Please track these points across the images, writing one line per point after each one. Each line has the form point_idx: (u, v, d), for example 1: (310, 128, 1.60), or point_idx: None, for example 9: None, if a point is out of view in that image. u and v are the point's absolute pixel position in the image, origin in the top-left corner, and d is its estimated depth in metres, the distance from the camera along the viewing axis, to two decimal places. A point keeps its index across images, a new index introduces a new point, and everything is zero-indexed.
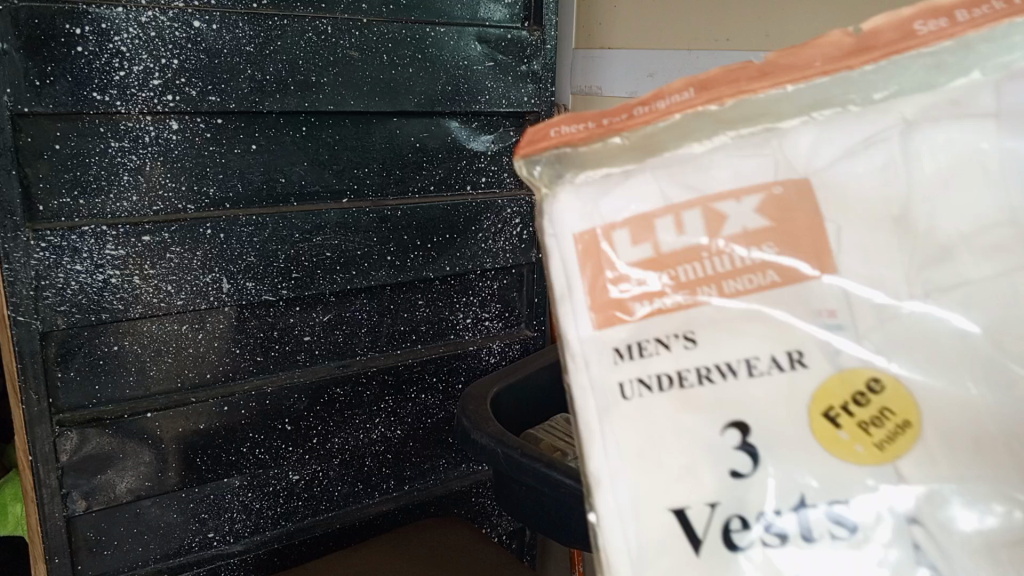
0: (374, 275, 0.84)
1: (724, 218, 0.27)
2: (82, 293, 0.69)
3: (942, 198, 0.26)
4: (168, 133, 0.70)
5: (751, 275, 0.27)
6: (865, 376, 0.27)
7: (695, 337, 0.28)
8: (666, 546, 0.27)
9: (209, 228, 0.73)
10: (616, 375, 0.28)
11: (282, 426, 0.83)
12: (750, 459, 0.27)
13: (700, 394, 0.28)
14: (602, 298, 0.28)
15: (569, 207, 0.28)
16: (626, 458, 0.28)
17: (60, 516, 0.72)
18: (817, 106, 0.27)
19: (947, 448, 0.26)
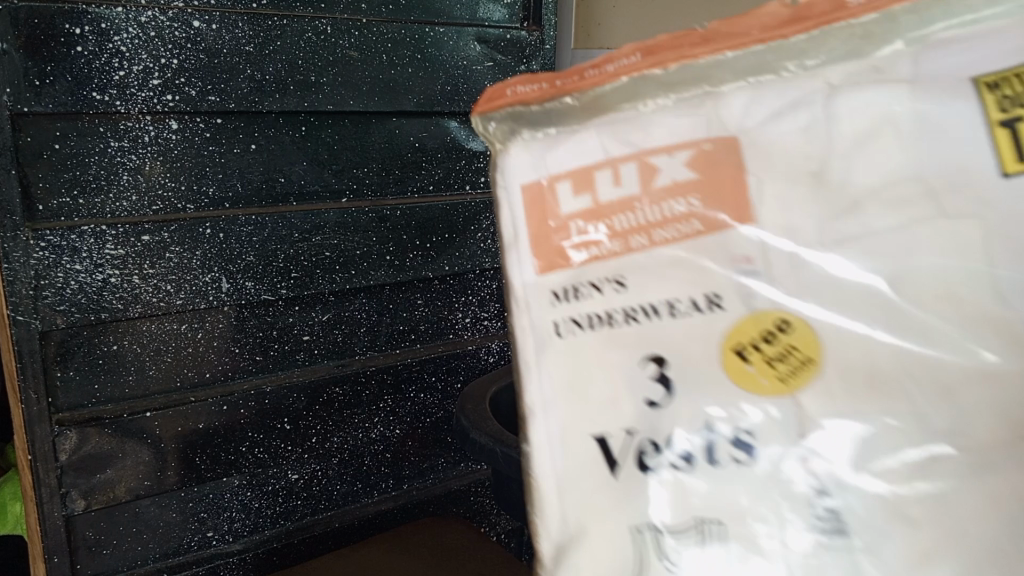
0: (373, 274, 0.84)
1: (656, 171, 0.29)
2: (81, 293, 0.69)
3: (858, 157, 0.27)
4: (168, 133, 0.70)
5: (678, 225, 0.29)
6: (774, 317, 0.28)
7: (625, 281, 0.29)
8: (587, 466, 0.30)
9: (209, 228, 0.74)
10: (551, 311, 0.30)
11: (281, 425, 0.83)
12: (665, 390, 0.29)
13: (625, 333, 0.29)
14: (545, 244, 0.30)
15: (518, 160, 0.31)
16: (556, 390, 0.30)
17: (60, 515, 0.72)
18: (752, 72, 0.29)
19: (845, 386, 0.27)
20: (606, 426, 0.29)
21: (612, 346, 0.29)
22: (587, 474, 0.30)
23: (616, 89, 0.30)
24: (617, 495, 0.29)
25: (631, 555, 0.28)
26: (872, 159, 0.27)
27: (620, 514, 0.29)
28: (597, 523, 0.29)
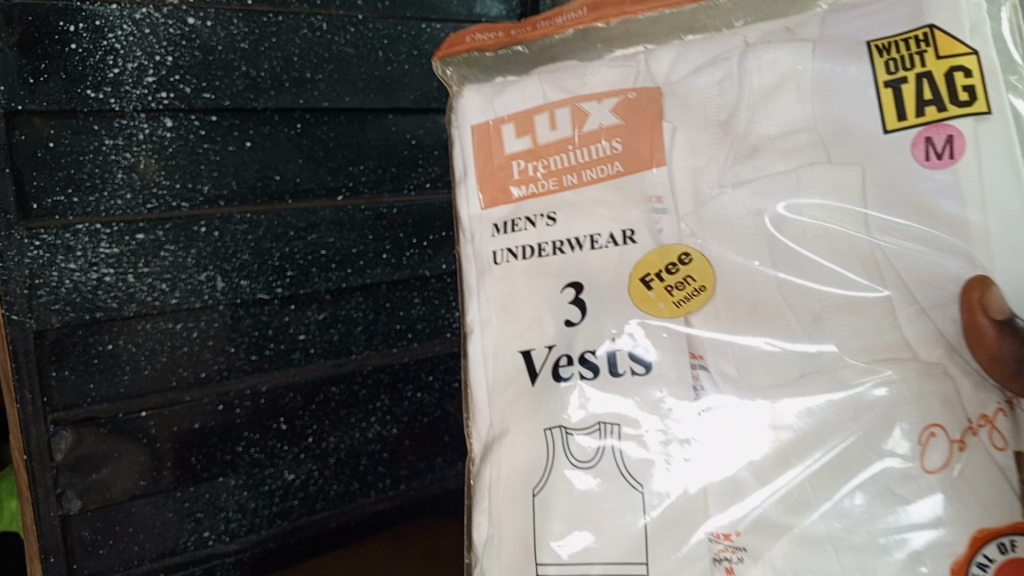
0: (369, 273, 0.84)
1: (583, 120, 0.53)
2: (75, 292, 0.69)
3: (766, 114, 0.50)
4: (163, 130, 0.70)
5: (599, 167, 0.52)
6: (678, 253, 0.50)
7: (556, 217, 0.53)
8: (514, 371, 0.53)
9: (203, 226, 0.73)
10: (496, 240, 0.55)
11: (276, 425, 0.82)
12: (577, 313, 0.52)
13: (552, 262, 0.53)
14: (499, 164, 0.55)
15: (475, 108, 0.57)
16: (496, 310, 0.55)
17: (55, 515, 0.72)
18: (673, 31, 0.55)
19: (726, 305, 0.49)
20: (535, 344, 0.53)
21: (540, 277, 0.53)
22: (516, 377, 0.53)
23: (562, 37, 0.57)
24: (534, 399, 0.52)
25: (545, 446, 0.50)
26: (774, 114, 0.50)
27: (536, 415, 0.51)
28: (522, 424, 0.52)
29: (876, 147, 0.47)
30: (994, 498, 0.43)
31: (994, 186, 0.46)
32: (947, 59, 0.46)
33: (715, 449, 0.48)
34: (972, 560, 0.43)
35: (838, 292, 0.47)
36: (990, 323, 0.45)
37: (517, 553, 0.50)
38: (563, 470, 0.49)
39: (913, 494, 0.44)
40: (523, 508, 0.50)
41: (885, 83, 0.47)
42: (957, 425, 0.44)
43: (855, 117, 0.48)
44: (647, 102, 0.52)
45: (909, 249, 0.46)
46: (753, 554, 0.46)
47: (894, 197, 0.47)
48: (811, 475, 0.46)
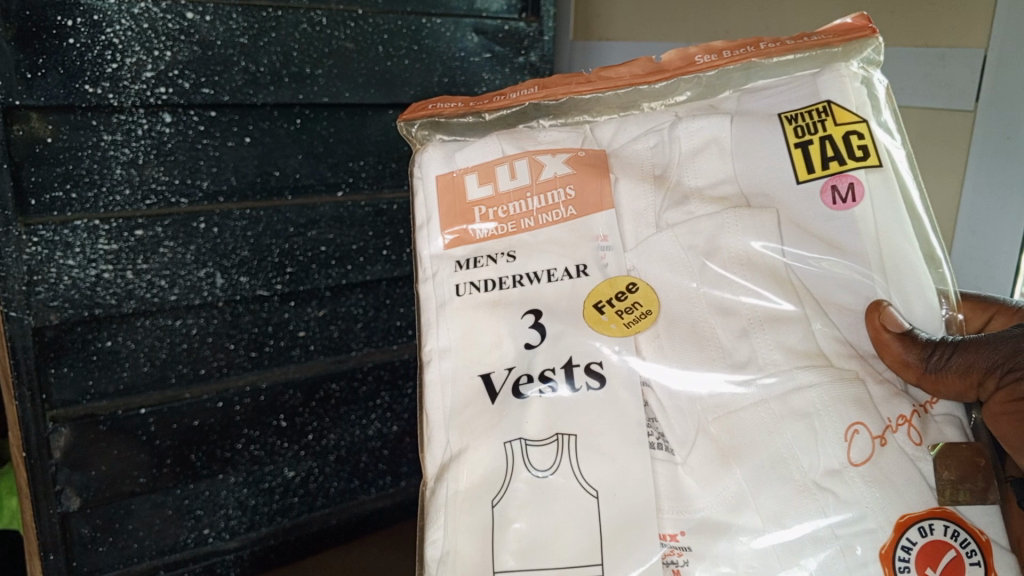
0: (369, 269, 0.83)
1: (542, 166, 0.49)
2: (74, 288, 0.68)
3: (688, 166, 0.49)
4: (162, 126, 0.69)
5: (556, 213, 0.48)
6: (627, 280, 0.47)
7: (515, 255, 0.48)
8: (473, 397, 0.47)
9: (203, 222, 0.73)
10: (456, 278, 0.49)
11: (276, 422, 0.82)
12: (538, 334, 0.47)
13: (512, 292, 0.48)
14: (455, 216, 0.49)
15: (434, 161, 0.51)
16: (454, 337, 0.48)
17: (55, 513, 0.72)
18: (623, 108, 0.52)
19: (668, 332, 0.46)
20: (493, 367, 0.47)
21: (496, 307, 0.48)
22: (472, 400, 0.47)
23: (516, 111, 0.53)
24: (492, 416, 0.46)
25: (502, 460, 0.45)
26: (697, 169, 0.49)
27: (495, 430, 0.45)
28: (479, 442, 0.45)
29: (792, 197, 0.47)
30: (914, 487, 0.42)
31: (892, 226, 0.46)
32: (844, 125, 0.47)
33: (661, 463, 0.44)
34: (898, 543, 0.41)
35: (760, 308, 0.46)
36: (894, 336, 0.44)
37: (471, 570, 0.43)
38: (522, 481, 0.44)
39: (851, 492, 0.42)
40: (477, 520, 0.44)
41: (794, 142, 0.47)
42: (878, 421, 0.43)
43: (772, 176, 0.47)
44: (598, 157, 0.49)
45: (825, 275, 0.46)
46: (698, 554, 0.42)
47: (810, 236, 0.47)
48: (749, 474, 0.43)
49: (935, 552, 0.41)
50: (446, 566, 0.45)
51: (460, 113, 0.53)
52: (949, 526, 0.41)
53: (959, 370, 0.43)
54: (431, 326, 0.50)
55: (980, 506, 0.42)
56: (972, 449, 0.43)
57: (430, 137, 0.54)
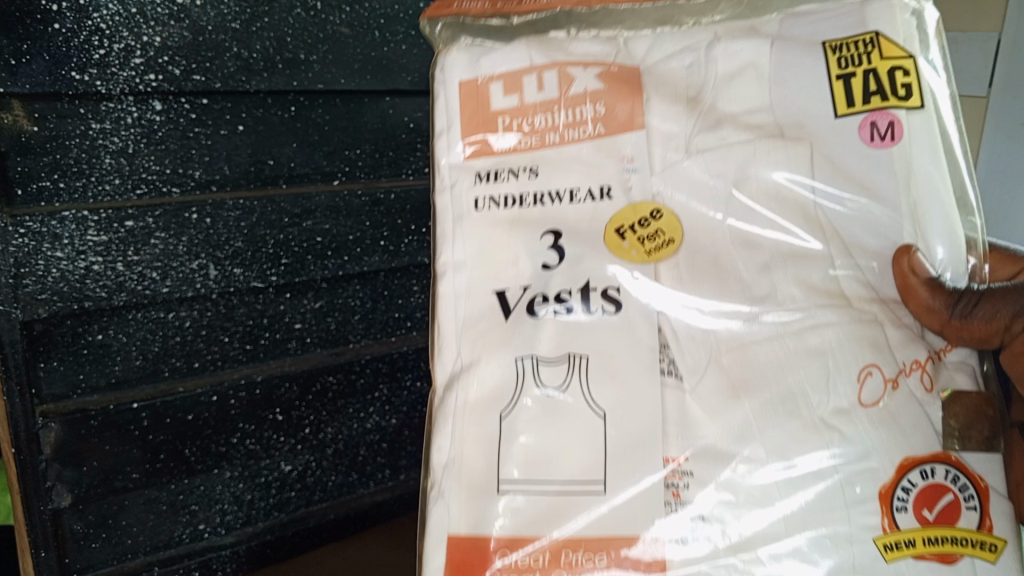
0: (367, 260, 0.82)
1: (570, 80, 0.54)
2: (63, 281, 0.66)
3: (730, 93, 0.53)
4: (151, 114, 0.67)
5: (582, 128, 0.54)
6: (650, 207, 0.53)
7: (536, 170, 0.54)
8: (486, 314, 0.53)
9: (195, 213, 0.71)
10: (477, 189, 0.55)
11: (272, 416, 0.80)
12: (556, 256, 0.53)
13: (532, 212, 0.54)
14: (480, 125, 0.55)
15: (458, 65, 0.57)
16: (469, 253, 0.54)
17: (46, 509, 0.71)
18: (660, 22, 0.57)
19: (689, 263, 0.52)
20: (507, 285, 0.53)
21: (517, 228, 0.54)
22: (484, 315, 0.53)
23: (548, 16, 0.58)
24: (506, 331, 0.53)
25: (514, 374, 0.52)
26: (737, 94, 0.53)
27: (509, 346, 0.52)
28: (491, 355, 0.52)
29: (828, 129, 0.51)
30: (920, 430, 0.48)
31: (926, 166, 0.51)
32: (888, 60, 0.51)
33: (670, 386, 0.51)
34: (898, 484, 0.48)
35: (783, 243, 0.52)
36: (920, 282, 0.50)
37: (477, 473, 0.51)
38: (531, 397, 0.51)
39: (855, 430, 0.49)
40: (482, 432, 0.51)
41: (837, 76, 0.51)
42: (892, 365, 0.49)
43: (808, 108, 0.52)
44: (628, 74, 0.54)
45: (849, 213, 0.51)
46: (699, 479, 0.49)
47: (838, 173, 0.51)
48: (757, 411, 0.50)
49: (934, 496, 0.48)
50: (449, 472, 0.52)
51: (485, 14, 0.58)
52: (950, 471, 0.48)
53: (981, 317, 0.50)
54: (446, 237, 0.55)
55: (982, 454, 0.49)
56: (981, 398, 0.50)
57: (453, 38, 0.60)
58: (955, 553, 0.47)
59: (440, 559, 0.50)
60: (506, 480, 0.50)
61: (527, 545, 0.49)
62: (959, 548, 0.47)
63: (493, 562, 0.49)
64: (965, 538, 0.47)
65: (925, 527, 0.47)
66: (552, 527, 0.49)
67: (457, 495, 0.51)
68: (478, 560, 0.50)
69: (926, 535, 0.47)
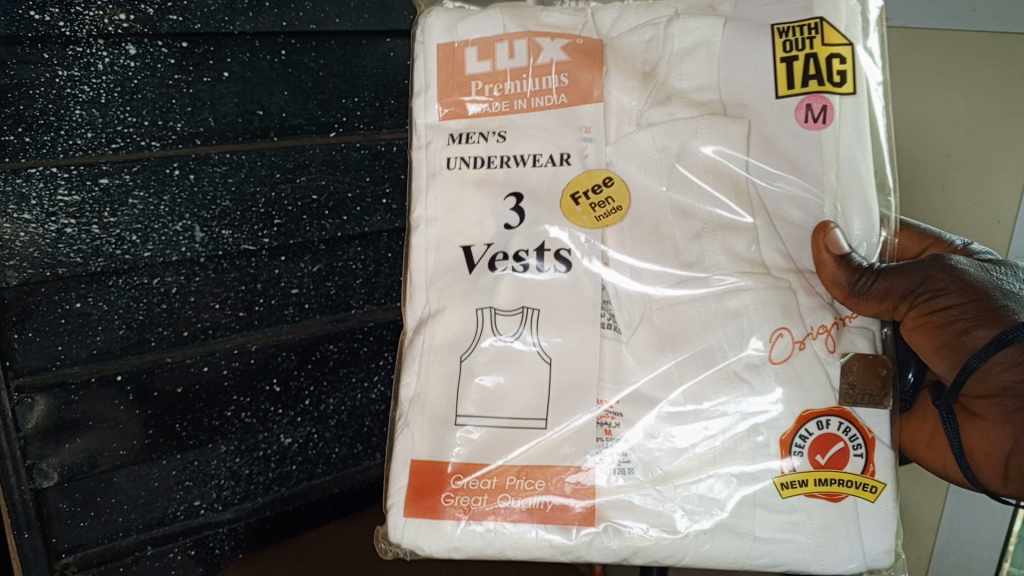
0: (368, 220, 0.75)
1: (540, 49, 0.50)
2: (33, 245, 0.61)
3: (685, 71, 0.50)
4: (125, 59, 0.60)
5: (549, 97, 0.51)
6: (603, 174, 0.50)
7: (504, 135, 0.51)
8: (453, 268, 0.52)
9: (177, 168, 0.64)
10: (448, 150, 0.52)
11: (269, 387, 0.75)
12: (518, 217, 0.51)
13: (496, 175, 0.51)
14: (451, 92, 0.52)
15: (438, 25, 0.52)
16: (439, 209, 0.52)
17: (26, 489, 0.66)
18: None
19: (632, 231, 0.50)
20: (473, 242, 0.51)
21: (483, 186, 0.51)
22: (453, 270, 0.52)
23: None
24: (469, 284, 0.51)
25: (472, 325, 0.51)
26: (687, 70, 0.49)
27: (471, 298, 0.51)
28: (454, 305, 0.51)
29: (768, 109, 0.48)
30: (819, 387, 0.48)
31: (853, 152, 0.48)
32: (829, 47, 0.47)
33: (608, 340, 0.50)
34: (796, 432, 0.48)
35: (718, 215, 0.49)
36: (833, 257, 0.48)
37: (434, 420, 0.51)
38: (488, 345, 0.50)
39: (765, 386, 0.48)
40: (448, 371, 0.51)
41: (782, 57, 0.48)
42: (801, 327, 0.48)
43: (749, 86, 0.49)
44: (597, 47, 0.50)
45: (779, 185, 0.49)
46: (629, 419, 0.49)
47: (774, 155, 0.49)
48: (680, 361, 0.49)
49: (827, 442, 0.48)
50: (415, 407, 0.51)
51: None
52: (843, 423, 0.48)
53: (873, 293, 0.48)
54: (420, 192, 0.53)
55: (874, 409, 0.48)
56: (877, 359, 0.48)
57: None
58: (841, 493, 0.48)
59: (403, 480, 0.50)
60: (463, 415, 0.50)
61: (478, 471, 0.49)
62: (846, 489, 0.48)
63: (449, 484, 0.49)
64: (852, 480, 0.48)
65: (816, 469, 0.48)
66: (500, 455, 0.49)
67: (422, 424, 0.51)
68: (437, 484, 0.50)
69: (817, 477, 0.48)
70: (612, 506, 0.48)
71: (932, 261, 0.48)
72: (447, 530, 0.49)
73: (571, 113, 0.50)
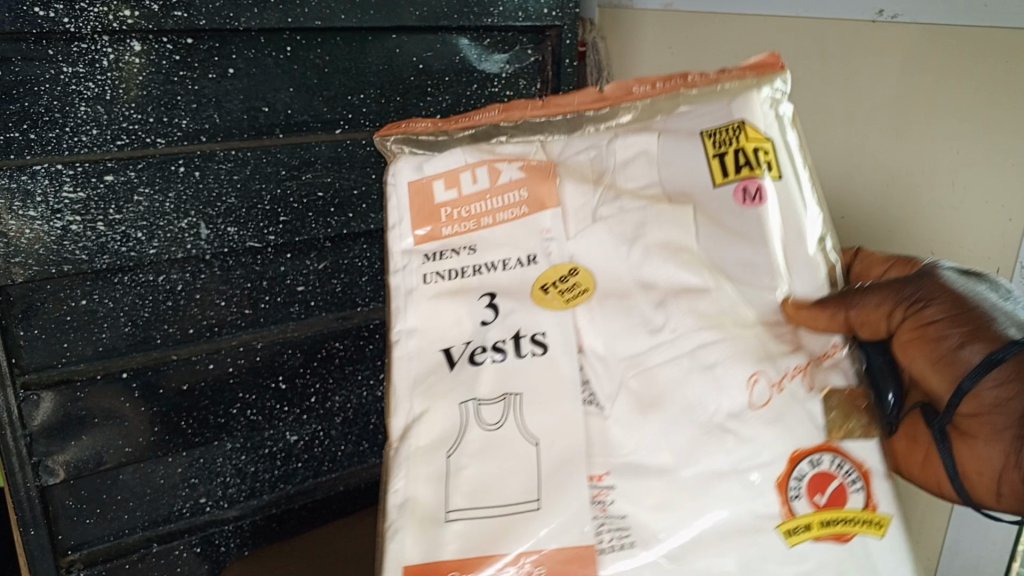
0: (374, 217, 0.75)
1: (500, 172, 0.51)
2: (38, 243, 0.60)
3: (627, 172, 0.50)
4: (130, 55, 0.60)
5: (513, 209, 0.50)
6: (568, 267, 0.49)
7: (475, 248, 0.50)
8: (436, 368, 0.49)
9: (182, 165, 0.64)
10: (423, 268, 0.51)
11: (275, 384, 0.75)
12: (492, 311, 0.49)
13: (470, 282, 0.50)
14: (423, 218, 0.51)
15: (404, 169, 0.52)
16: (418, 321, 0.50)
17: (32, 487, 0.65)
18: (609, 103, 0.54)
19: (601, 307, 0.48)
20: (452, 342, 0.50)
21: (458, 296, 0.50)
22: (434, 371, 0.49)
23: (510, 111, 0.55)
24: (451, 381, 0.48)
25: (455, 419, 0.47)
26: (634, 174, 0.50)
27: (453, 393, 0.48)
28: (437, 404, 0.48)
29: (708, 199, 0.48)
30: (804, 426, 0.44)
31: (790, 225, 0.47)
32: (756, 140, 0.48)
33: (593, 416, 0.46)
34: (792, 473, 0.44)
35: (677, 282, 0.47)
36: (805, 305, 0.46)
37: (426, 520, 0.45)
38: (471, 438, 0.47)
39: (749, 434, 0.44)
40: (433, 469, 0.46)
41: (713, 154, 0.48)
42: (776, 369, 0.45)
43: (690, 177, 0.49)
44: (550, 165, 0.51)
45: (734, 262, 0.47)
46: (623, 491, 0.44)
47: (726, 243, 0.47)
48: (666, 425, 0.45)
49: (823, 481, 0.44)
50: (404, 512, 0.46)
51: (430, 130, 0.53)
52: (835, 459, 0.44)
53: (869, 307, 0.46)
54: (398, 312, 0.51)
55: (863, 441, 0.45)
56: (855, 392, 0.45)
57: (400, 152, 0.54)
58: (849, 533, 0.43)
59: None
60: (452, 509, 0.45)
61: (489, 564, 0.43)
62: (852, 529, 0.43)
63: None
64: (856, 518, 0.44)
65: (819, 510, 0.44)
66: (494, 543, 0.44)
67: (409, 528, 0.45)
68: None
69: (822, 518, 0.43)
70: None
71: (915, 280, 0.47)
72: None
73: (533, 221, 0.50)
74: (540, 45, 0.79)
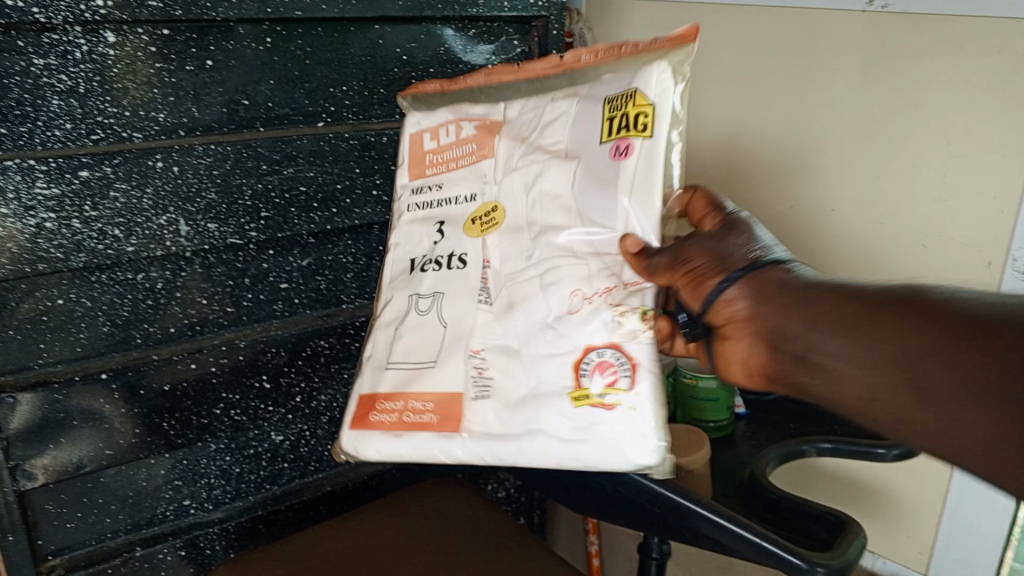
0: (358, 212, 0.74)
1: (467, 124, 0.60)
2: (12, 241, 0.59)
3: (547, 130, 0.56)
4: (104, 47, 0.58)
5: (468, 159, 0.59)
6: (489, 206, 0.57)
7: (440, 185, 0.61)
8: (403, 274, 0.61)
9: (160, 160, 0.62)
10: (411, 200, 0.62)
11: (259, 383, 0.73)
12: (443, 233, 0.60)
13: (433, 212, 0.61)
14: (417, 160, 0.63)
15: (411, 120, 0.64)
16: (403, 231, 0.62)
17: (10, 491, 0.64)
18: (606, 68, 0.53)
19: (504, 236, 0.56)
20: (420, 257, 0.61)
21: (422, 223, 0.61)
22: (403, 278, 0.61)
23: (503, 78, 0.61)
24: (414, 280, 0.60)
25: (408, 307, 0.59)
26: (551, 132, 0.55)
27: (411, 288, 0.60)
28: (400, 295, 0.61)
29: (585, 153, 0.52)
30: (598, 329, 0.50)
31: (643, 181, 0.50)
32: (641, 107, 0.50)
33: (482, 311, 0.56)
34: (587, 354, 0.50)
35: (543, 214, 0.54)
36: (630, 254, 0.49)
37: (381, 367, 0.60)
38: (415, 322, 0.59)
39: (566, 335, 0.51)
40: (391, 339, 0.60)
41: (606, 117, 0.52)
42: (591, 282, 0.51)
43: (582, 137, 0.53)
44: (500, 125, 0.58)
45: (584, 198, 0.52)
46: (490, 356, 0.55)
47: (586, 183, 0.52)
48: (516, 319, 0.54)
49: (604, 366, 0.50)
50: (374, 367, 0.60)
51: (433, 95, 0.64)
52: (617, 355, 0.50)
53: (661, 265, 0.48)
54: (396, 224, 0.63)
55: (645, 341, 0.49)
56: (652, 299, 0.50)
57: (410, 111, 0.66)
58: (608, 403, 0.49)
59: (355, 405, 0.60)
60: (394, 362, 0.59)
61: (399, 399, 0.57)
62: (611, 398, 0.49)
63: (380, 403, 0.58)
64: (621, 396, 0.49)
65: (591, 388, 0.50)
66: (415, 382, 0.57)
67: (370, 371, 0.60)
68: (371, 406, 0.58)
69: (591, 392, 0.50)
70: (469, 418, 0.54)
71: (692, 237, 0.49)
72: (373, 438, 0.57)
73: (479, 167, 0.58)
74: (525, 36, 0.77)
